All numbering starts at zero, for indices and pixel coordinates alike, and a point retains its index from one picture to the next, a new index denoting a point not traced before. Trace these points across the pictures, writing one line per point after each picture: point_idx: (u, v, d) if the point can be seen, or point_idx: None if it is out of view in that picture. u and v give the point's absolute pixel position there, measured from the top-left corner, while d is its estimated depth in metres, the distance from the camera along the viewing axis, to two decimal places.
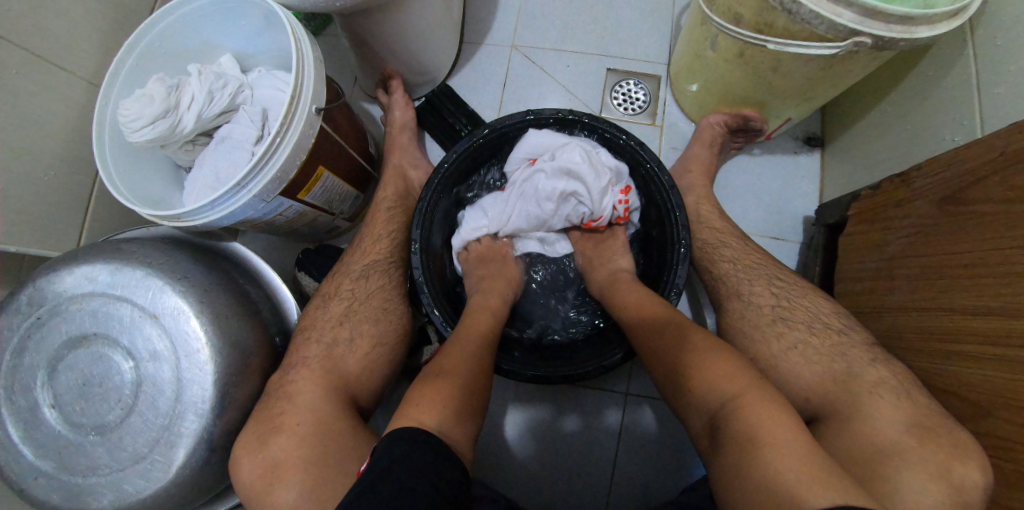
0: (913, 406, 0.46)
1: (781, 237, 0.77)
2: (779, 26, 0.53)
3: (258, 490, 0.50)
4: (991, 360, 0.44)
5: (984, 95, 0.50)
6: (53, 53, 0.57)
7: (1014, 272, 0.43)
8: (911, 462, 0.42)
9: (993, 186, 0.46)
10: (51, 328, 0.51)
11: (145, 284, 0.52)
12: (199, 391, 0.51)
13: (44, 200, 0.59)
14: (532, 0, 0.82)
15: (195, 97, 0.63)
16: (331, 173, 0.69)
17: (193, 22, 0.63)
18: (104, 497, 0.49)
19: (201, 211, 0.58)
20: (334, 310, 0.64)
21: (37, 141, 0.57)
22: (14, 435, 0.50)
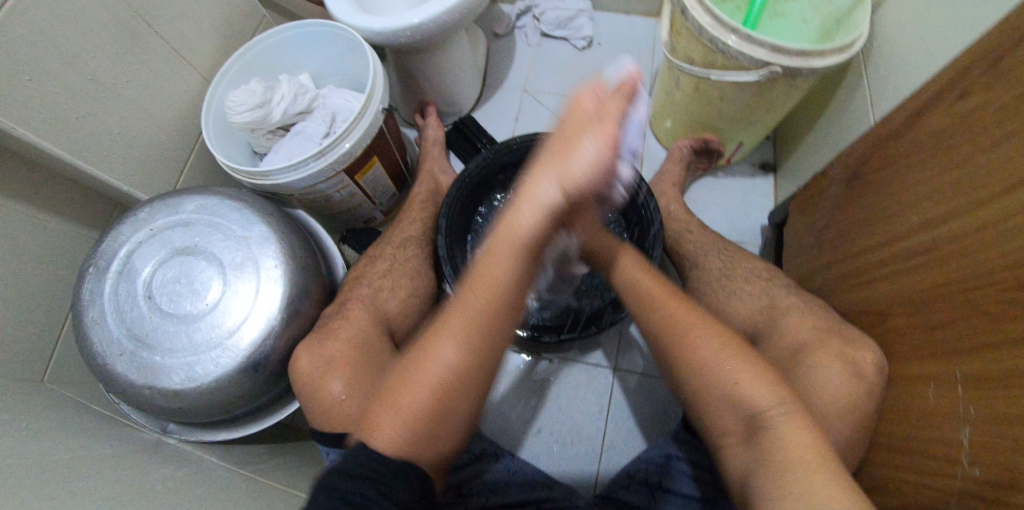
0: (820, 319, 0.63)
1: (742, 240, 0.94)
2: (719, 63, 0.75)
3: (313, 376, 0.63)
4: (883, 278, 0.60)
5: (871, 112, 0.72)
6: (183, 53, 0.76)
7: (891, 213, 0.61)
8: (821, 354, 0.59)
9: (875, 163, 0.65)
10: (162, 238, 0.67)
11: (241, 215, 0.69)
12: (270, 298, 0.66)
13: (154, 158, 0.75)
14: (542, 57, 1.05)
15: (284, 96, 0.81)
16: (380, 164, 0.85)
17: (289, 45, 0.84)
18: (174, 376, 0.62)
19: (285, 172, 0.74)
20: (381, 265, 0.77)
21: (158, 113, 0.74)
22: (108, 317, 0.63)
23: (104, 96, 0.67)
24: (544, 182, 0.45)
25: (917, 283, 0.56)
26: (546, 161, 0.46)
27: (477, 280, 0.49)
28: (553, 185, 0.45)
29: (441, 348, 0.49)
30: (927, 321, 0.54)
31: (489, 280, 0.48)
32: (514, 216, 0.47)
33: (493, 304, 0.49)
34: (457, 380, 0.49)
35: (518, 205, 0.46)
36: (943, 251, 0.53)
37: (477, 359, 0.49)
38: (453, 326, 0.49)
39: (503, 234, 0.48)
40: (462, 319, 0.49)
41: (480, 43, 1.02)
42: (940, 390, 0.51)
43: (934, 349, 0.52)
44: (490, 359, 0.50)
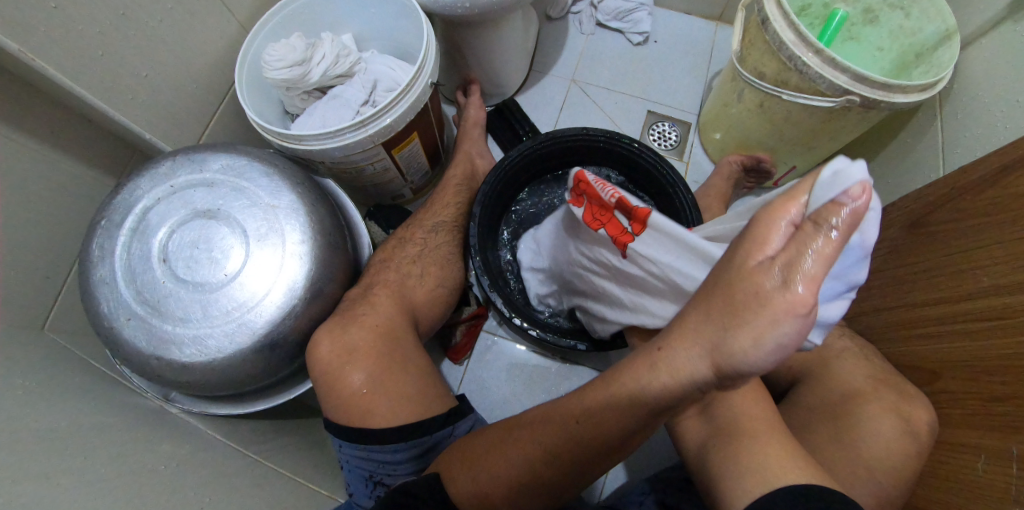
0: (869, 367, 0.60)
1: None
2: (792, 83, 0.71)
3: (333, 361, 0.60)
4: (945, 337, 0.58)
5: (946, 157, 0.68)
6: None
7: (961, 270, 0.58)
8: (874, 406, 0.56)
9: (948, 214, 0.62)
10: (182, 199, 0.63)
11: (269, 182, 0.65)
12: (292, 276, 0.62)
13: (181, 106, 0.69)
14: (594, 47, 1.00)
15: (325, 55, 0.75)
16: (419, 142, 0.80)
17: (336, 0, 0.78)
18: (185, 348, 0.59)
19: (320, 139, 0.69)
20: (411, 250, 0.73)
21: (191, 58, 0.69)
22: (119, 277, 0.59)
23: (136, 34, 0.61)
24: (694, 363, 0.37)
25: (984, 349, 0.53)
26: (712, 341, 0.35)
27: (599, 409, 0.45)
28: (703, 360, 0.37)
29: (565, 445, 0.47)
30: (992, 390, 0.51)
31: (604, 408, 0.45)
32: (651, 359, 0.40)
33: (590, 442, 0.46)
34: (530, 482, 0.49)
35: (661, 354, 0.39)
36: (1015, 320, 0.50)
37: (569, 461, 0.48)
38: (537, 443, 0.49)
39: (636, 369, 0.42)
40: (567, 438, 0.47)
41: (534, 24, 0.96)
42: (995, 463, 0.49)
43: (996, 421, 0.50)
44: (562, 468, 0.48)
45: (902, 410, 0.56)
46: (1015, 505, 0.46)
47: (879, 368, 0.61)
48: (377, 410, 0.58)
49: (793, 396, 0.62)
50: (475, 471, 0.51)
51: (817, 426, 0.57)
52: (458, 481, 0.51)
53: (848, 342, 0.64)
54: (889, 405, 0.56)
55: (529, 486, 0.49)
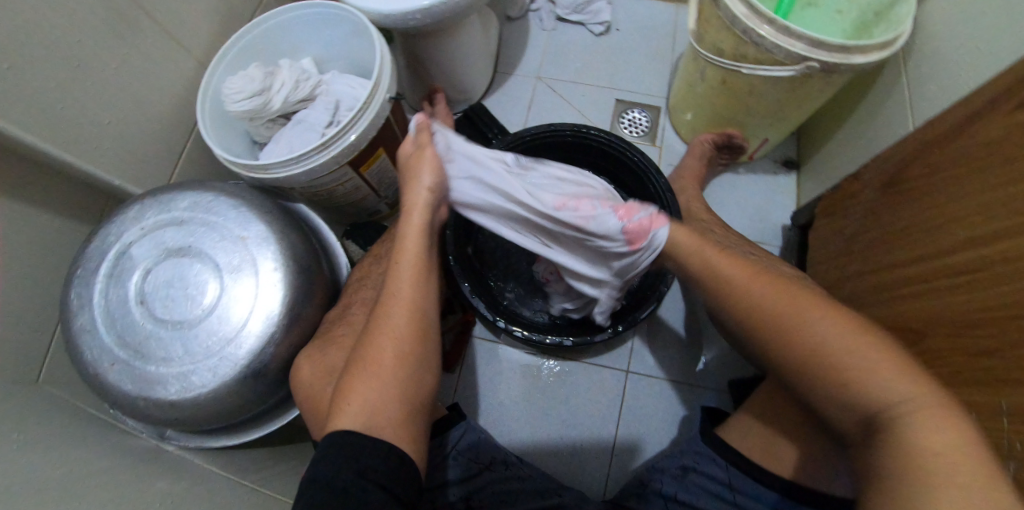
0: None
1: (762, 242, 0.90)
2: (750, 55, 0.70)
3: (315, 383, 0.61)
4: (924, 295, 0.57)
5: (914, 112, 0.67)
6: (179, 36, 0.71)
7: (935, 226, 0.58)
8: None
9: (919, 169, 0.61)
10: (154, 239, 0.64)
11: (238, 213, 0.65)
12: (269, 304, 0.63)
13: (148, 148, 0.70)
14: (556, 42, 1.00)
15: (284, 82, 0.76)
16: (387, 156, 0.81)
17: (291, 27, 0.78)
18: (170, 385, 0.60)
19: (286, 165, 0.70)
20: (386, 265, 0.73)
21: (152, 100, 0.69)
22: (99, 324, 0.60)
23: (93, 82, 0.62)
24: (417, 191, 0.62)
25: (964, 304, 0.52)
26: (401, 178, 0.65)
27: (397, 258, 0.61)
28: (424, 190, 0.62)
29: (390, 316, 0.58)
30: (974, 345, 0.51)
31: (405, 267, 0.61)
32: (407, 216, 0.62)
33: (415, 283, 0.61)
34: (411, 347, 0.57)
35: (410, 209, 0.62)
36: (993, 270, 0.50)
37: (417, 323, 0.59)
38: (398, 300, 0.59)
39: (407, 229, 0.62)
40: (392, 321, 0.58)
41: (493, 26, 0.97)
42: (985, 419, 0.48)
43: (981, 375, 0.49)
44: (427, 328, 0.60)
45: None
46: (1009, 460, 0.45)
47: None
48: None
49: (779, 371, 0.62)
50: (370, 372, 0.55)
51: None
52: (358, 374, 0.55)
53: None
54: None
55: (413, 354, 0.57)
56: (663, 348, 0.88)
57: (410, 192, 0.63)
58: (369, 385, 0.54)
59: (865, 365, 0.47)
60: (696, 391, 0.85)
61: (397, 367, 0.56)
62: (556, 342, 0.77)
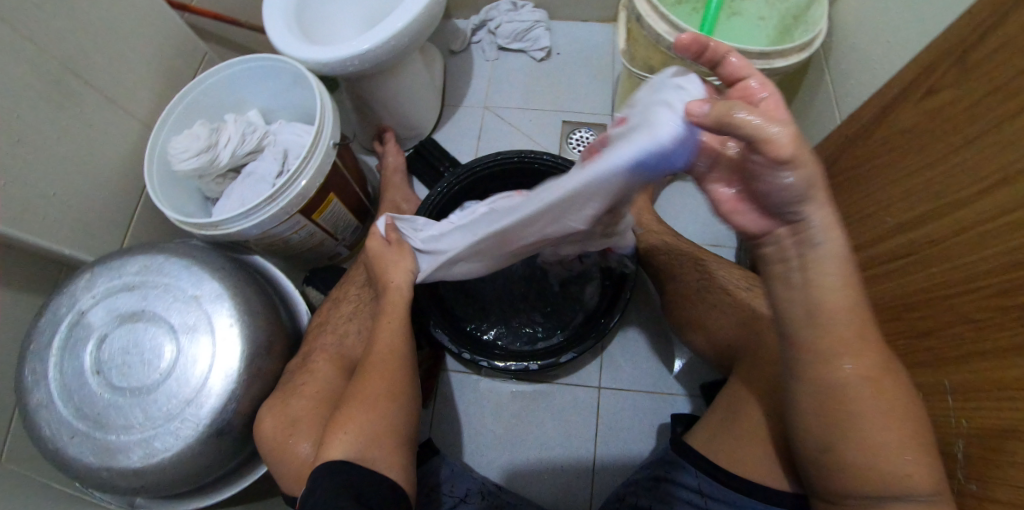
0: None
1: (718, 244, 0.93)
2: (679, 69, 0.73)
3: (278, 435, 0.60)
4: (869, 284, 0.58)
5: (838, 107, 0.70)
6: (122, 102, 0.72)
7: (867, 215, 0.59)
8: None
9: (846, 162, 0.63)
10: (106, 306, 0.62)
11: (190, 272, 0.65)
12: (229, 359, 0.63)
13: (98, 216, 0.70)
14: (500, 71, 1.03)
15: (231, 137, 0.77)
16: (339, 201, 0.82)
17: (233, 82, 0.80)
18: (134, 453, 0.58)
19: (237, 220, 0.70)
20: (345, 310, 0.75)
21: (99, 168, 0.69)
22: (56, 398, 0.59)
23: (36, 156, 0.61)
24: (399, 274, 0.68)
25: (904, 288, 0.53)
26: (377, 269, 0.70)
27: (383, 324, 0.65)
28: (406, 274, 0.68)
29: (370, 383, 0.58)
30: (917, 327, 0.52)
31: (382, 346, 0.62)
32: (387, 285, 0.68)
33: (392, 359, 0.61)
34: (389, 406, 0.57)
35: (392, 280, 0.68)
36: (924, 253, 0.51)
37: (399, 379, 0.60)
38: (376, 378, 0.58)
39: (388, 301, 0.67)
40: (374, 374, 0.59)
41: (436, 61, 1.00)
42: (934, 400, 0.49)
43: (926, 357, 0.50)
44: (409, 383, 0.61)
45: None
46: (958, 438, 0.46)
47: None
48: None
49: (738, 373, 0.63)
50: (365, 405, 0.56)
51: (761, 398, 0.58)
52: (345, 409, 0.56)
53: None
54: None
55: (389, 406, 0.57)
56: (632, 358, 0.89)
57: (389, 271, 0.69)
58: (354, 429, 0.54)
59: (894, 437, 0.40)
60: (670, 398, 0.86)
61: (377, 414, 0.55)
62: (522, 366, 0.77)
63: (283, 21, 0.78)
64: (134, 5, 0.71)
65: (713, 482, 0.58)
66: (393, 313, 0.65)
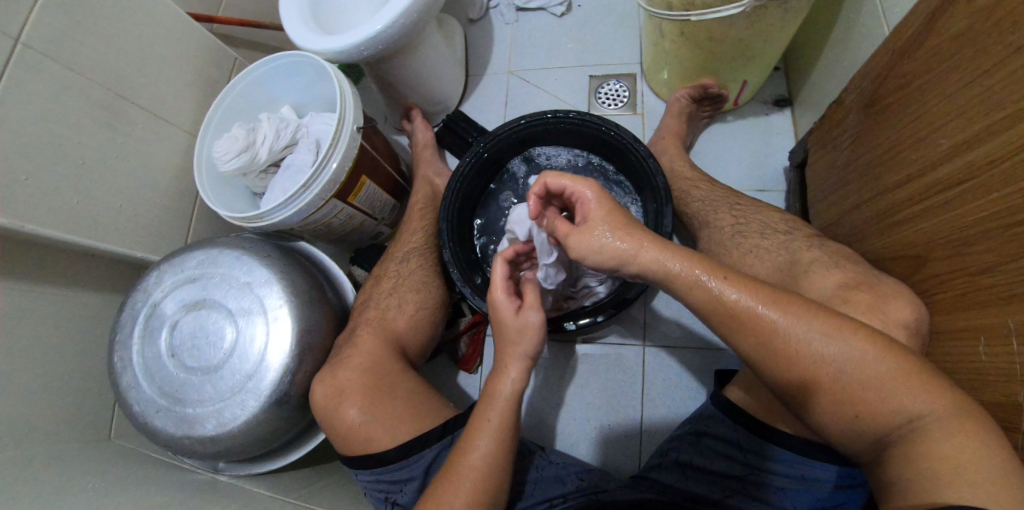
0: (843, 275, 0.56)
1: (766, 188, 0.87)
2: (697, 1, 0.67)
3: (328, 404, 0.65)
4: (920, 218, 0.51)
5: (887, 17, 0.61)
6: (167, 115, 0.79)
7: (918, 140, 0.52)
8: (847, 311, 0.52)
9: (893, 82, 0.56)
10: (174, 297, 0.70)
11: (240, 262, 0.71)
12: (281, 338, 0.68)
13: (159, 220, 0.78)
14: (521, 34, 1.01)
15: (266, 134, 0.82)
16: (371, 182, 0.85)
17: (264, 80, 0.84)
18: (209, 423, 0.66)
19: (278, 210, 0.76)
20: (385, 286, 0.79)
21: (155, 177, 0.77)
22: (141, 379, 0.68)
23: (99, 174, 0.69)
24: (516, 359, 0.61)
25: (960, 220, 0.46)
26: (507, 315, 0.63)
27: (484, 407, 0.59)
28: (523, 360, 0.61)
29: (478, 444, 0.56)
30: (975, 263, 0.45)
31: (497, 403, 0.58)
32: (499, 384, 0.60)
33: (504, 420, 0.58)
34: (495, 475, 0.55)
35: (503, 376, 0.60)
36: (982, 178, 0.44)
37: (504, 455, 0.56)
38: (487, 430, 0.57)
39: (493, 398, 0.59)
40: (481, 438, 0.56)
41: (456, 32, 1.00)
42: (995, 343, 0.43)
43: (986, 296, 0.44)
44: (513, 447, 0.57)
45: (880, 310, 0.50)
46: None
47: (856, 273, 0.56)
48: (378, 438, 0.63)
49: None
50: (448, 480, 0.54)
51: None
52: (439, 489, 0.54)
53: (818, 252, 0.59)
54: (866, 308, 0.51)
55: (492, 487, 0.55)
56: (676, 315, 0.88)
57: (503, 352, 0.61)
58: (470, 495, 0.53)
59: (918, 399, 0.41)
60: (717, 353, 0.85)
61: (483, 478, 0.54)
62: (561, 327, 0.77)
63: (299, 17, 0.81)
64: (165, 23, 0.77)
65: (753, 441, 0.58)
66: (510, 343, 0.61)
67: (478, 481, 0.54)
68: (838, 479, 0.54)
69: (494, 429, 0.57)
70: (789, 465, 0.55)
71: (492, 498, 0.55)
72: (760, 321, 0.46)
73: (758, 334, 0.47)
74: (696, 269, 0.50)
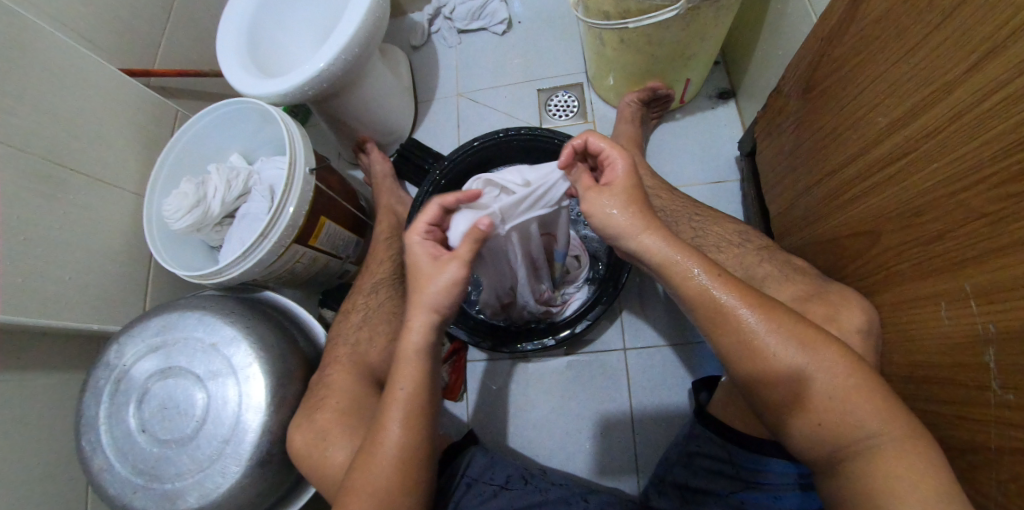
0: (799, 286, 0.59)
1: (721, 180, 0.89)
2: (632, 8, 0.69)
3: (309, 451, 0.63)
4: (868, 194, 0.53)
5: (811, 7, 0.64)
6: (110, 178, 0.76)
7: (857, 120, 0.54)
8: None
9: (826, 68, 0.58)
10: (138, 370, 0.67)
11: (200, 323, 0.68)
12: (257, 395, 0.66)
13: (113, 288, 0.75)
14: (465, 55, 1.02)
15: (217, 186, 0.79)
16: (332, 222, 0.84)
17: (208, 132, 0.82)
18: (190, 496, 0.63)
19: (237, 263, 0.73)
20: (355, 320, 0.77)
21: (104, 244, 0.74)
22: (114, 460, 0.64)
23: (43, 249, 0.66)
24: (420, 311, 0.55)
25: (905, 193, 0.48)
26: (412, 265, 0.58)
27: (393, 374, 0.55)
28: (429, 312, 0.55)
29: (391, 424, 0.53)
30: (925, 233, 0.47)
31: (406, 366, 0.55)
32: (406, 339, 0.55)
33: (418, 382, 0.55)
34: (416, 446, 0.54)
35: (409, 329, 0.55)
36: (920, 151, 0.46)
37: (422, 428, 0.54)
38: (399, 403, 0.54)
39: (402, 359, 0.55)
40: (394, 415, 0.54)
41: (401, 61, 0.99)
42: (954, 307, 0.44)
43: (939, 263, 0.46)
44: (431, 416, 0.55)
45: None
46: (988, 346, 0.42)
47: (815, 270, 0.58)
48: None
49: None
50: (372, 466, 0.53)
51: None
52: (360, 473, 0.53)
53: (769, 267, 0.62)
54: None
55: (414, 458, 0.53)
56: (653, 316, 0.88)
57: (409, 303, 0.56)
58: (393, 477, 0.52)
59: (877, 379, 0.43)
60: (695, 346, 0.86)
61: (404, 458, 0.53)
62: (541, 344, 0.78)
63: (238, 64, 0.80)
64: (98, 85, 0.74)
65: (732, 446, 0.58)
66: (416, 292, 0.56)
67: (404, 462, 0.53)
68: (798, 476, 0.56)
69: (408, 400, 0.54)
70: (753, 467, 0.57)
71: (419, 477, 0.54)
72: (732, 318, 0.47)
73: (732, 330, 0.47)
74: (665, 274, 0.50)
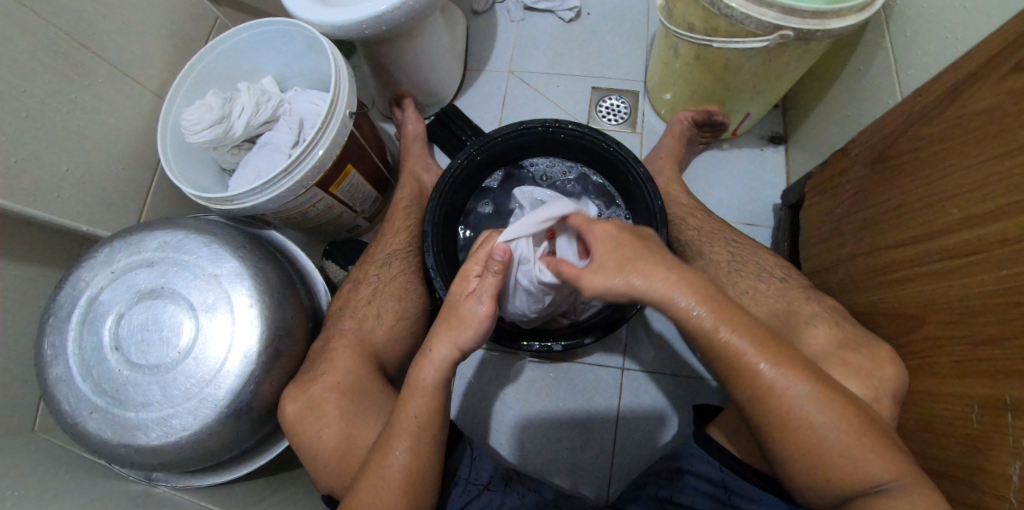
0: (841, 333, 0.58)
1: (753, 223, 0.88)
2: (722, 28, 0.66)
3: (302, 423, 0.62)
4: (921, 280, 0.53)
5: (900, 76, 0.63)
6: (129, 70, 0.69)
7: (929, 203, 0.53)
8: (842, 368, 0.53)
9: (905, 142, 0.57)
10: (126, 281, 0.62)
11: (209, 250, 0.64)
12: (247, 340, 0.62)
13: (111, 191, 0.69)
14: (526, 33, 0.98)
15: (244, 106, 0.74)
16: (356, 172, 0.79)
17: (244, 47, 0.76)
18: (152, 431, 0.58)
19: (251, 195, 0.68)
20: (365, 292, 0.74)
21: (110, 139, 0.68)
22: (74, 372, 0.59)
23: (46, 131, 0.59)
24: (441, 347, 0.56)
25: (964, 289, 0.48)
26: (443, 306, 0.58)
27: (404, 402, 0.56)
28: (452, 349, 0.56)
29: (396, 445, 0.54)
30: (975, 334, 0.47)
31: (418, 398, 0.55)
32: (420, 369, 0.56)
33: (428, 418, 0.55)
34: (419, 480, 0.53)
35: (426, 360, 0.56)
36: (992, 253, 0.45)
37: (427, 453, 0.54)
38: (404, 433, 0.54)
39: (415, 386, 0.55)
40: (400, 443, 0.54)
41: (459, 22, 0.94)
42: (988, 411, 0.44)
43: (984, 367, 0.45)
44: (439, 442, 0.55)
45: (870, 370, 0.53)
46: (1015, 459, 0.42)
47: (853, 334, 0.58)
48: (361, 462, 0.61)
49: None
50: (377, 482, 0.52)
51: None
52: (359, 491, 0.52)
53: (816, 306, 0.61)
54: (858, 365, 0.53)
55: (420, 487, 0.53)
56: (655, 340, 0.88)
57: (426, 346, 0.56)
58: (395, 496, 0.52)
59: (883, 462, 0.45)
60: (696, 380, 0.86)
61: (409, 484, 0.53)
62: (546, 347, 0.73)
63: None
64: None
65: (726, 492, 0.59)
66: (441, 332, 0.56)
67: (409, 478, 0.53)
68: None
69: (419, 420, 0.54)
70: None
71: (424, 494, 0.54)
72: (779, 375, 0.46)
73: (757, 385, 0.46)
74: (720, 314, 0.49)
